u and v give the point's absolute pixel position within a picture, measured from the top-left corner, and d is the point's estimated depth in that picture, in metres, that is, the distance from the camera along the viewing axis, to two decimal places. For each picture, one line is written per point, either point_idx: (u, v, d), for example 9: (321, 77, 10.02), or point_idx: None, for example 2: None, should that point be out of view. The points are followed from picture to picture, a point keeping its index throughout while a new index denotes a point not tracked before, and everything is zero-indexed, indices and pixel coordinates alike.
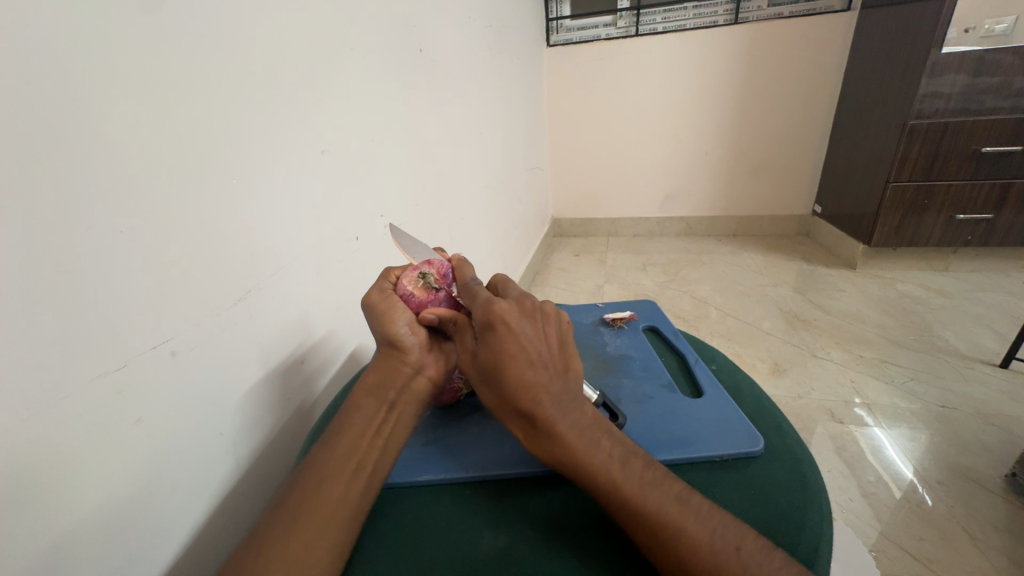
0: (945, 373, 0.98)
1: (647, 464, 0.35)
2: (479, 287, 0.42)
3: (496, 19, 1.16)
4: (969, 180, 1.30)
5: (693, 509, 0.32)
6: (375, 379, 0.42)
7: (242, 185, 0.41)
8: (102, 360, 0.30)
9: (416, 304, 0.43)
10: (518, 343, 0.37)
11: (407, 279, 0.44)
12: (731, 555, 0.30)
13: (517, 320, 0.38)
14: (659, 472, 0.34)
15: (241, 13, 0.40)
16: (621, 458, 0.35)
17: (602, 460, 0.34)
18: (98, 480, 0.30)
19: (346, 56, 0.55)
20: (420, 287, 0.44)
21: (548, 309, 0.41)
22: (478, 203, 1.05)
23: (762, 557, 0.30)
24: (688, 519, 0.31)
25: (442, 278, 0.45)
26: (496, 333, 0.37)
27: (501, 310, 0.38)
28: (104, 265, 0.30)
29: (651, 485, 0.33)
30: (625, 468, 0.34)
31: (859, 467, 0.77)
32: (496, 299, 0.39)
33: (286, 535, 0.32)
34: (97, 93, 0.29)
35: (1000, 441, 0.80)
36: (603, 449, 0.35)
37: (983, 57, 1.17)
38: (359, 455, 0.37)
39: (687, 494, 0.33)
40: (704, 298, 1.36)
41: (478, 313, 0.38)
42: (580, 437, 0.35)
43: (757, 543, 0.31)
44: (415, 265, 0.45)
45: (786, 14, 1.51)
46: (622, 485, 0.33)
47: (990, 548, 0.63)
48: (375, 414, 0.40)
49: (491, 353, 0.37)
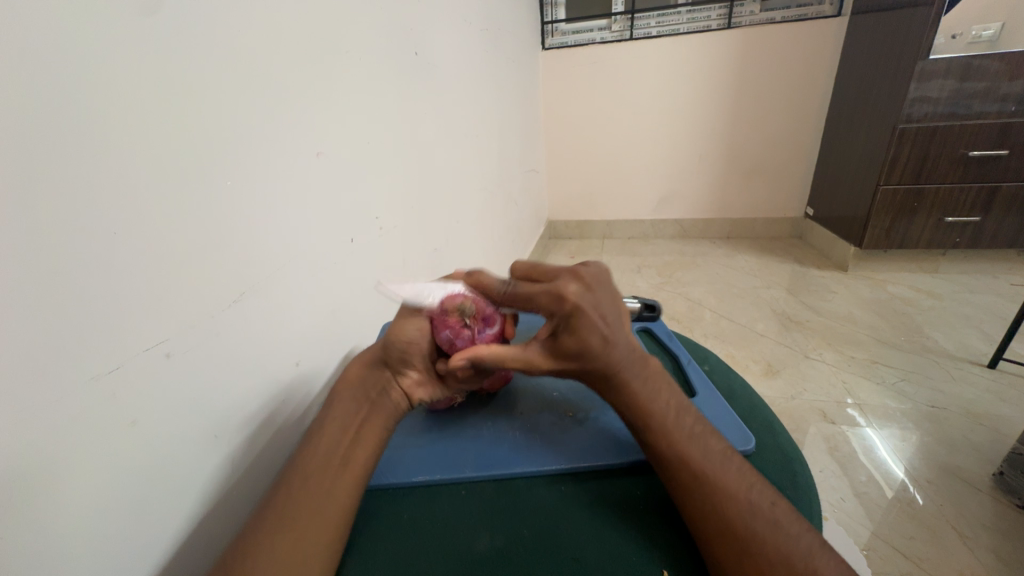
0: (935, 373, 0.99)
1: (697, 420, 0.39)
2: (525, 284, 0.40)
3: (492, 22, 1.17)
4: (957, 184, 1.32)
5: (735, 464, 0.36)
6: (357, 375, 0.42)
7: (237, 187, 0.41)
8: (99, 362, 0.30)
9: (440, 323, 0.41)
10: (594, 323, 0.38)
11: (448, 299, 0.41)
12: (767, 507, 0.33)
13: (586, 299, 0.38)
14: (707, 429, 0.38)
15: (235, 17, 0.40)
16: (676, 409, 0.39)
17: (660, 408, 0.38)
18: (91, 485, 0.30)
19: (341, 58, 0.55)
20: (453, 312, 0.41)
21: (595, 272, 0.41)
22: (473, 205, 1.06)
23: (791, 518, 0.32)
24: (728, 470, 0.35)
25: (480, 316, 0.41)
26: (577, 321, 0.37)
27: (573, 294, 0.38)
28: (102, 267, 0.30)
29: (698, 438, 0.37)
30: (678, 419, 0.38)
31: (851, 467, 0.78)
32: (560, 284, 0.38)
33: (281, 538, 0.32)
34: (95, 98, 0.29)
35: (989, 441, 0.81)
36: (661, 399, 0.39)
37: (970, 64, 1.19)
38: (343, 450, 0.38)
39: (729, 452, 0.37)
40: (699, 300, 1.38)
41: (552, 305, 0.38)
42: (642, 387, 0.39)
43: (788, 506, 0.33)
44: (462, 292, 0.42)
45: (778, 19, 1.53)
46: (674, 434, 0.37)
47: (979, 546, 0.64)
48: (355, 413, 0.40)
49: (575, 340, 0.38)
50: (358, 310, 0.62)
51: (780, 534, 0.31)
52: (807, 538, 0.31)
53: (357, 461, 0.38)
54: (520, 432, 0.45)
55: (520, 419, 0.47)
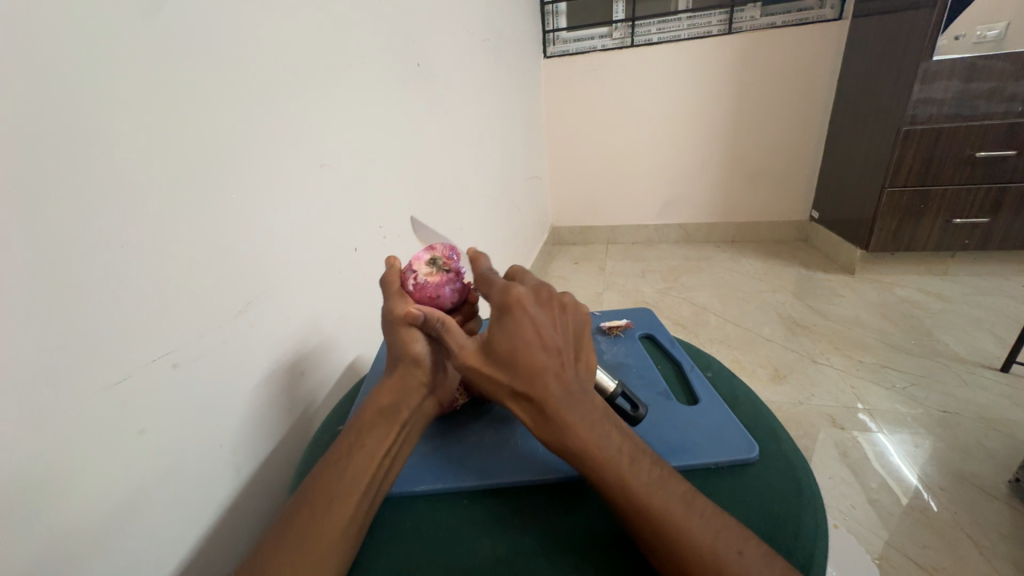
0: (947, 378, 0.98)
1: (656, 464, 0.35)
2: (496, 277, 0.43)
3: (493, 31, 1.18)
4: (964, 185, 1.30)
5: (697, 510, 0.33)
6: (390, 399, 0.40)
7: (242, 200, 0.42)
8: (107, 373, 0.31)
9: (433, 289, 0.42)
10: (529, 332, 0.38)
11: (417, 267, 0.43)
12: (733, 558, 0.31)
13: (534, 307, 0.39)
14: (667, 473, 0.35)
15: (241, 34, 0.41)
16: (631, 455, 0.35)
17: (611, 455, 0.35)
18: (104, 495, 0.31)
19: (344, 71, 0.57)
20: (433, 273, 0.43)
21: (567, 300, 0.41)
22: (477, 211, 1.06)
23: (762, 562, 0.31)
24: (691, 519, 0.32)
25: (450, 260, 0.44)
26: (511, 319, 0.38)
27: (519, 296, 0.39)
28: (109, 280, 0.31)
29: (659, 485, 0.34)
30: (634, 466, 0.35)
31: (862, 473, 0.76)
32: (515, 285, 0.40)
33: (299, 548, 0.31)
34: (105, 116, 0.30)
35: (1003, 446, 0.79)
36: (614, 444, 0.36)
37: (974, 64, 1.18)
38: (373, 477, 0.36)
39: (691, 495, 0.34)
40: (704, 305, 1.37)
41: (496, 298, 0.40)
42: (590, 429, 0.36)
43: (757, 549, 0.31)
44: (422, 251, 0.44)
45: (779, 23, 1.53)
46: (631, 483, 0.34)
47: (995, 556, 0.62)
48: (386, 436, 0.38)
49: (505, 337, 0.38)
50: (363, 319, 0.62)
51: None
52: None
53: (381, 484, 0.37)
54: (522, 440, 0.45)
55: (523, 427, 0.47)
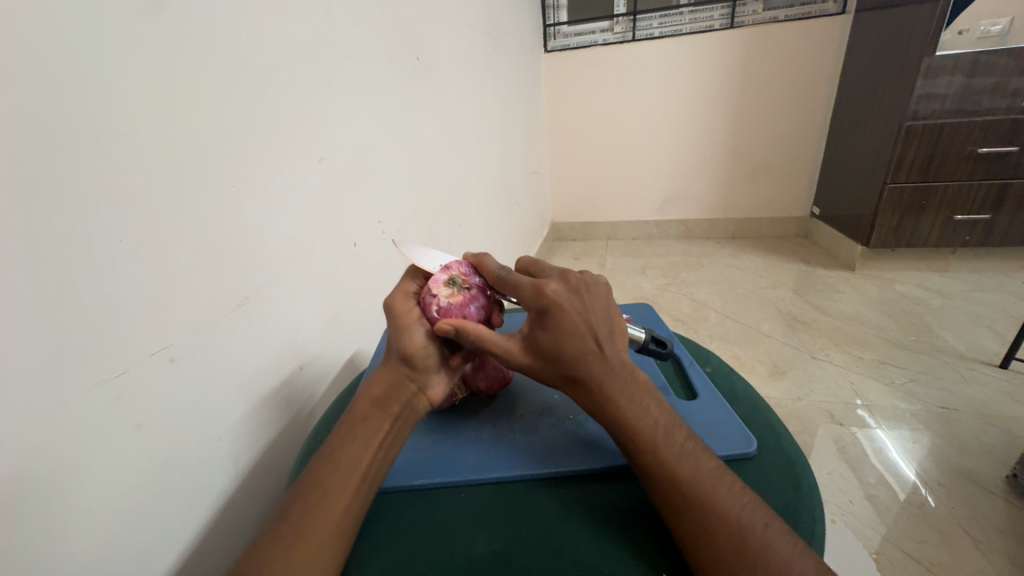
0: (946, 374, 0.98)
1: (689, 438, 0.36)
2: (515, 277, 0.41)
3: (494, 25, 1.18)
4: (966, 181, 1.30)
5: (726, 485, 0.34)
6: (381, 391, 0.40)
7: (240, 193, 0.42)
8: (103, 368, 0.31)
9: (459, 310, 0.40)
10: (572, 325, 0.37)
11: (436, 291, 0.40)
12: (759, 530, 0.31)
13: (568, 299, 0.38)
14: (699, 447, 0.36)
15: (238, 25, 0.41)
16: (666, 428, 0.36)
17: (648, 428, 0.36)
18: (100, 490, 0.31)
19: (344, 64, 0.56)
20: (455, 293, 0.41)
21: (590, 281, 0.40)
22: (477, 206, 1.06)
23: (783, 539, 0.31)
24: (720, 490, 0.33)
25: (467, 277, 0.42)
26: (551, 318, 0.37)
27: (553, 292, 0.38)
28: (107, 274, 0.31)
29: (690, 457, 0.35)
30: (668, 438, 0.36)
31: (860, 468, 0.77)
32: (545, 282, 0.39)
33: (297, 543, 0.31)
34: (100, 109, 0.30)
35: (1001, 442, 0.79)
36: (651, 417, 0.37)
37: (978, 59, 1.17)
38: (364, 467, 0.36)
39: (720, 470, 0.35)
40: (703, 300, 1.37)
41: (529, 299, 0.38)
42: (629, 404, 0.37)
43: (783, 526, 0.32)
44: (437, 272, 0.42)
45: (782, 17, 1.52)
46: (664, 455, 0.35)
47: (992, 550, 0.63)
48: (378, 428, 0.38)
49: (549, 334, 0.37)
50: (362, 313, 0.62)
51: (772, 556, 0.30)
52: (796, 562, 0.30)
53: (373, 476, 0.37)
54: (520, 435, 0.45)
55: (521, 422, 0.47)
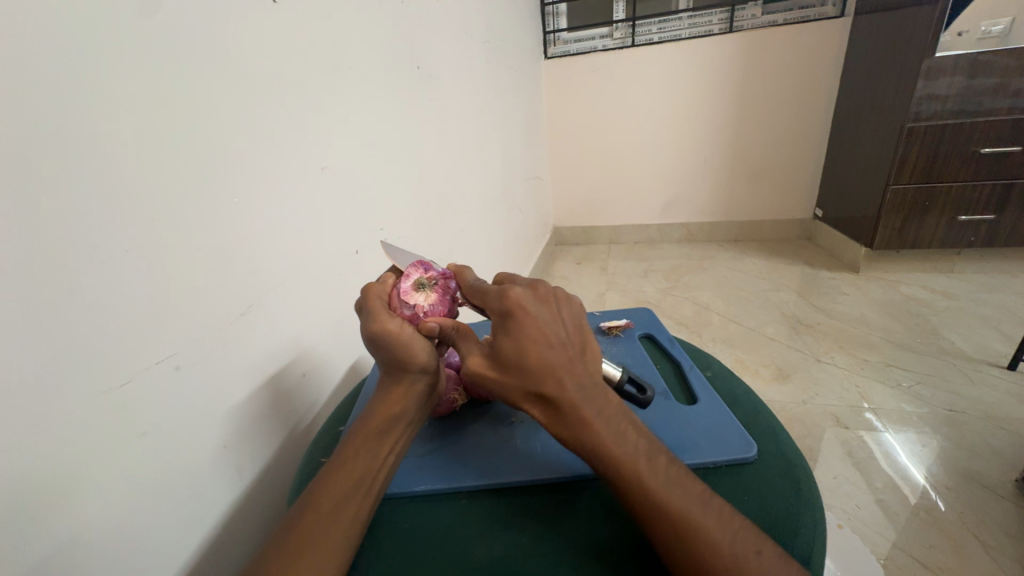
0: (953, 376, 0.97)
1: (672, 462, 0.35)
2: (486, 285, 0.41)
3: (493, 33, 1.19)
4: (970, 182, 1.29)
5: (716, 510, 0.32)
6: (399, 404, 0.40)
7: (243, 204, 0.42)
8: (109, 377, 0.31)
9: (439, 309, 0.42)
10: (537, 329, 0.37)
11: (414, 298, 0.42)
12: (752, 559, 0.30)
13: (535, 305, 0.38)
14: (682, 471, 0.34)
15: (240, 39, 0.42)
16: (648, 453, 0.35)
17: (628, 453, 0.34)
18: (108, 497, 0.31)
19: (345, 76, 0.57)
20: (429, 294, 0.42)
21: (561, 294, 0.41)
22: (477, 212, 1.06)
23: (778, 564, 0.30)
24: (709, 520, 0.32)
25: (433, 275, 0.44)
26: (516, 321, 0.37)
27: (518, 295, 0.38)
28: (110, 285, 0.31)
29: (676, 482, 0.33)
30: (652, 464, 0.34)
31: (868, 473, 0.76)
32: (510, 286, 0.39)
33: (302, 551, 0.31)
34: (106, 122, 0.31)
35: (1010, 445, 0.78)
36: (630, 442, 0.35)
37: (979, 60, 1.17)
38: (374, 474, 0.37)
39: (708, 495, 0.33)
40: (706, 304, 1.36)
41: (495, 301, 0.38)
42: (605, 425, 0.35)
43: (775, 551, 0.31)
44: (403, 282, 0.42)
45: (780, 22, 1.53)
46: (648, 481, 0.33)
47: (1002, 556, 0.62)
48: (390, 436, 0.39)
49: (513, 337, 0.36)
50: None
51: None
52: None
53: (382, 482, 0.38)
54: (521, 440, 0.45)
55: (522, 427, 0.47)
